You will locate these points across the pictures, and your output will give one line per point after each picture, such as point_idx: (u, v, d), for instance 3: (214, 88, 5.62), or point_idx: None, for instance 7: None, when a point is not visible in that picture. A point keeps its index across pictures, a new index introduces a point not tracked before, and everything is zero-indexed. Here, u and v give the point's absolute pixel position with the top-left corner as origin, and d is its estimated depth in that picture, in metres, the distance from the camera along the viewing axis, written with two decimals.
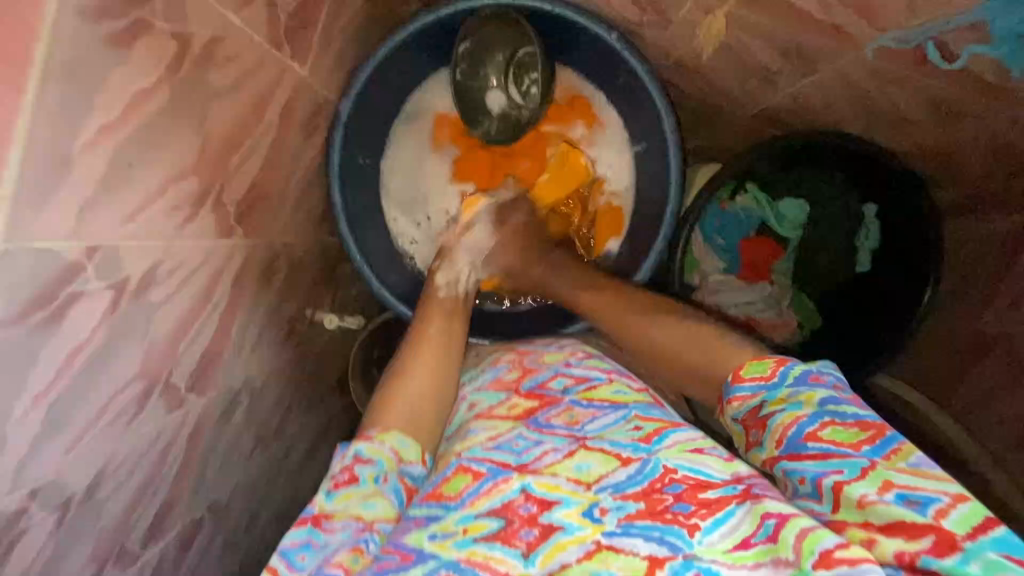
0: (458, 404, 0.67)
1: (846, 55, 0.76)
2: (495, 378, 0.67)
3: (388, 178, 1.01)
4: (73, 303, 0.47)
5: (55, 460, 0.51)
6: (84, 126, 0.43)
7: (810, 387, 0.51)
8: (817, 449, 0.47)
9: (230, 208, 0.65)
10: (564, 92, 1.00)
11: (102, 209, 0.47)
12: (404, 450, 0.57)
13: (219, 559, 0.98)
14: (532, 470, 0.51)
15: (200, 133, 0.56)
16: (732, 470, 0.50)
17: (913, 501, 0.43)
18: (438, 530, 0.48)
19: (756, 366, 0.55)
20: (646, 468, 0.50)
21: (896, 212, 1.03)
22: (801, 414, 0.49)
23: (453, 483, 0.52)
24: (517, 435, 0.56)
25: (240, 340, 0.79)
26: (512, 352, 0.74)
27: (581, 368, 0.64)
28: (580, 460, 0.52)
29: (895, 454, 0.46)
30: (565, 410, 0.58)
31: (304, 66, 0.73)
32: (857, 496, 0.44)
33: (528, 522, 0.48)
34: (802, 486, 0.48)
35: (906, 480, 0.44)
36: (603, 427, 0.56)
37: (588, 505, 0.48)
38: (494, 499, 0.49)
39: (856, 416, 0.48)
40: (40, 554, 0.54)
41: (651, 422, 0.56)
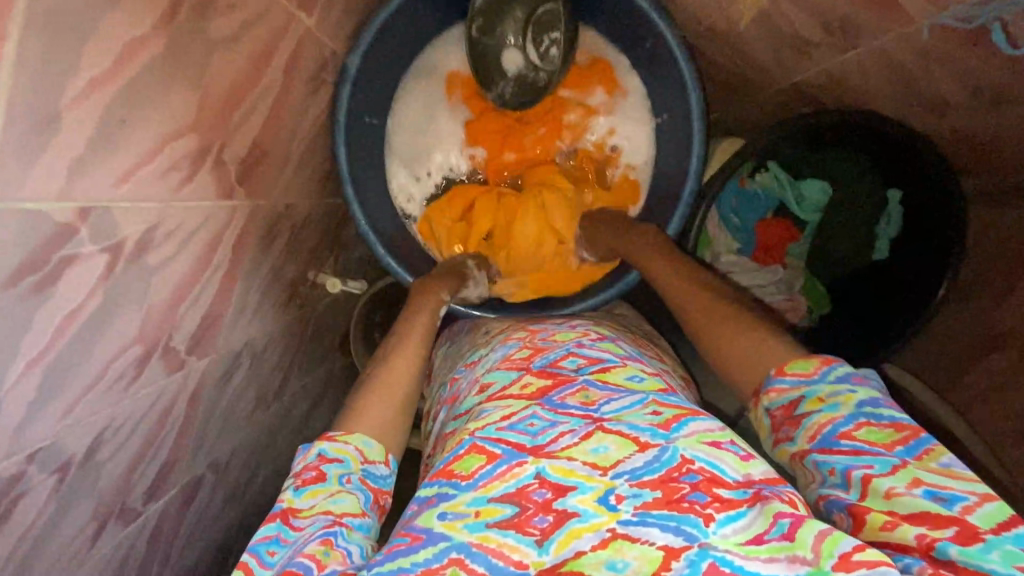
0: (471, 387, 0.65)
1: (891, 31, 0.71)
2: (505, 357, 0.65)
3: (394, 135, 0.97)
4: (65, 269, 0.44)
5: (53, 424, 0.50)
6: (75, 76, 0.39)
7: (850, 389, 0.52)
8: (850, 445, 0.49)
9: (231, 167, 0.62)
10: (586, 55, 0.95)
11: (96, 167, 0.43)
12: (368, 450, 0.58)
13: (220, 510, 1.01)
14: (547, 453, 0.51)
15: (198, 88, 0.52)
16: (746, 470, 0.50)
17: (941, 497, 0.44)
18: (448, 509, 0.48)
19: (799, 363, 0.56)
20: (665, 455, 0.49)
21: (922, 193, 0.99)
22: (836, 416, 0.51)
23: (465, 462, 0.51)
24: (532, 414, 0.55)
25: (241, 301, 0.78)
26: (523, 330, 0.73)
27: (594, 351, 0.64)
28: (597, 443, 0.51)
29: (926, 455, 0.47)
30: (581, 390, 0.57)
31: (310, 16, 0.68)
32: (884, 487, 0.46)
33: (543, 509, 0.47)
34: (831, 477, 0.49)
35: (935, 479, 0.45)
36: (620, 408, 0.55)
37: (604, 492, 0.48)
38: (508, 483, 0.49)
39: (891, 418, 0.50)
40: (40, 514, 0.54)
41: (669, 408, 0.55)
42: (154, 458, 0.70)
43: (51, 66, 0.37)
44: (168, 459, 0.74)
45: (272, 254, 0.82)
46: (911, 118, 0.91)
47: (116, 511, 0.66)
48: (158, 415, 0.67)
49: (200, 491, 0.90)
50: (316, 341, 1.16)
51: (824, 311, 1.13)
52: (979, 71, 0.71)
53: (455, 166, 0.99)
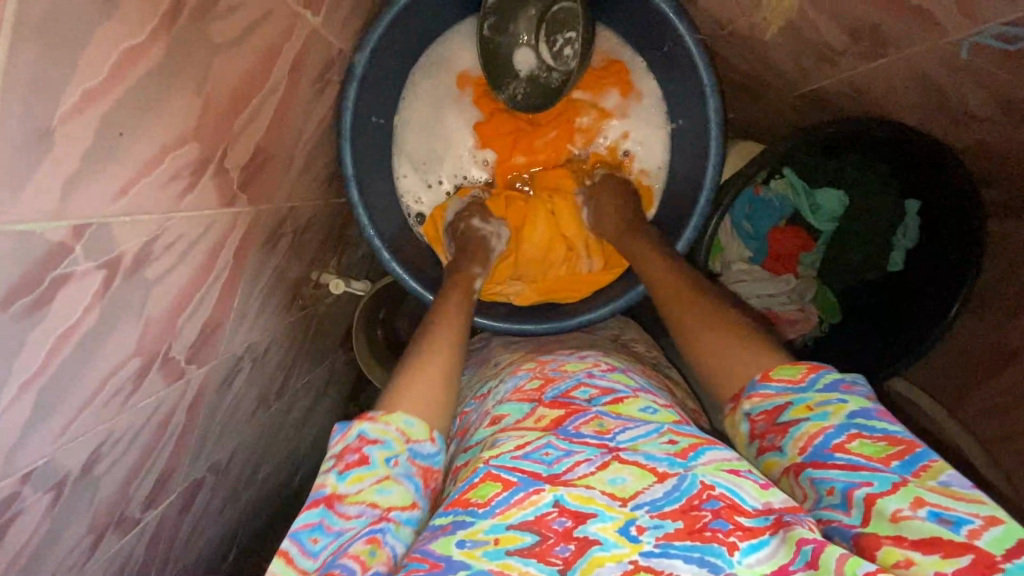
0: (482, 418, 0.64)
1: (923, 42, 0.67)
2: (516, 388, 0.65)
3: (402, 135, 0.94)
4: (60, 288, 0.42)
5: (49, 443, 0.49)
6: (68, 90, 0.37)
7: (839, 398, 0.51)
8: (845, 459, 0.47)
9: (233, 174, 0.60)
10: (600, 57, 0.92)
11: (92, 182, 0.41)
12: (410, 429, 0.55)
13: (220, 510, 1.00)
14: (565, 482, 0.49)
15: (200, 95, 0.49)
16: (766, 498, 0.47)
17: (947, 519, 0.42)
18: (467, 537, 0.46)
19: (786, 368, 0.54)
20: (684, 484, 0.48)
21: (941, 204, 0.97)
22: (827, 426, 0.49)
23: (481, 489, 0.49)
24: (547, 443, 0.53)
25: (243, 306, 0.76)
26: (531, 360, 0.73)
27: (605, 381, 0.64)
28: (614, 474, 0.50)
29: (924, 472, 0.45)
30: (595, 419, 0.56)
31: (316, 15, 0.65)
32: (890, 509, 0.44)
33: (563, 537, 0.45)
34: (829, 498, 0.47)
35: (938, 498, 0.43)
36: (635, 437, 0.54)
37: (624, 522, 0.46)
38: (526, 511, 0.47)
39: (885, 431, 0.48)
40: (36, 530, 0.53)
41: (686, 437, 0.54)
42: (153, 467, 0.69)
43: (44, 80, 0.35)
44: (168, 466, 0.73)
45: (275, 258, 0.80)
46: (936, 129, 0.87)
47: (115, 521, 0.65)
48: (157, 425, 0.65)
49: (200, 493, 0.89)
50: (318, 339, 1.14)
51: (835, 320, 1.11)
52: (1013, 86, 0.68)
53: (466, 171, 0.96)
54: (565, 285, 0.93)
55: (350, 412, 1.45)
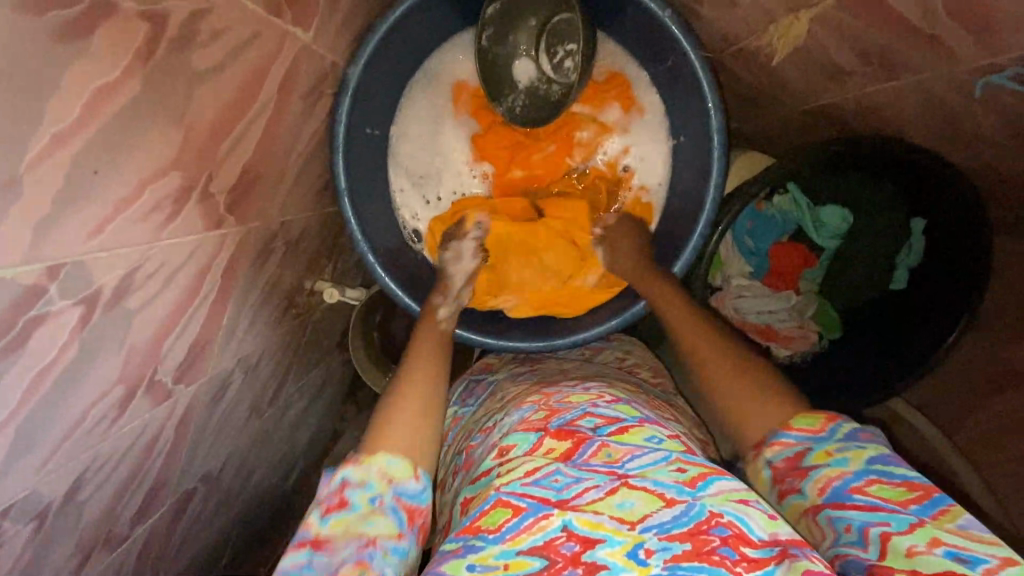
0: (488, 452, 0.61)
1: (934, 69, 0.65)
2: (522, 419, 0.62)
3: (398, 147, 0.93)
4: (33, 330, 0.41)
5: (28, 477, 0.48)
6: (33, 137, 0.35)
7: (859, 445, 0.52)
8: (864, 501, 0.48)
9: (219, 197, 0.59)
10: (602, 70, 0.90)
11: (64, 224, 0.40)
12: (394, 469, 0.54)
13: (214, 516, 1.01)
14: (573, 507, 0.48)
15: (181, 124, 0.48)
16: (773, 529, 0.47)
17: (963, 558, 0.43)
18: (477, 562, 0.45)
19: (805, 418, 0.55)
20: (692, 510, 0.48)
21: (947, 222, 0.95)
22: (847, 471, 0.50)
23: (491, 516, 0.48)
24: (556, 470, 0.52)
25: (233, 321, 0.75)
26: (536, 392, 0.68)
27: (610, 410, 0.60)
28: (622, 498, 0.49)
29: (942, 516, 0.46)
30: (601, 448, 0.54)
31: (306, 31, 0.63)
32: (905, 545, 0.45)
33: (571, 562, 0.45)
34: (847, 535, 0.48)
35: (956, 539, 0.44)
36: (644, 465, 0.52)
37: (633, 545, 0.46)
38: (536, 536, 0.47)
39: (903, 477, 0.49)
40: (18, 558, 0.53)
41: (694, 465, 0.52)
42: (141, 485, 0.69)
43: (8, 128, 0.34)
44: (157, 482, 0.73)
45: (266, 272, 0.79)
46: (944, 150, 0.85)
47: (102, 539, 0.65)
48: (144, 446, 0.65)
49: (192, 501, 0.89)
50: (313, 344, 1.13)
51: (835, 335, 1.10)
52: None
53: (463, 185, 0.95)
54: (568, 294, 0.91)
55: (347, 412, 1.45)
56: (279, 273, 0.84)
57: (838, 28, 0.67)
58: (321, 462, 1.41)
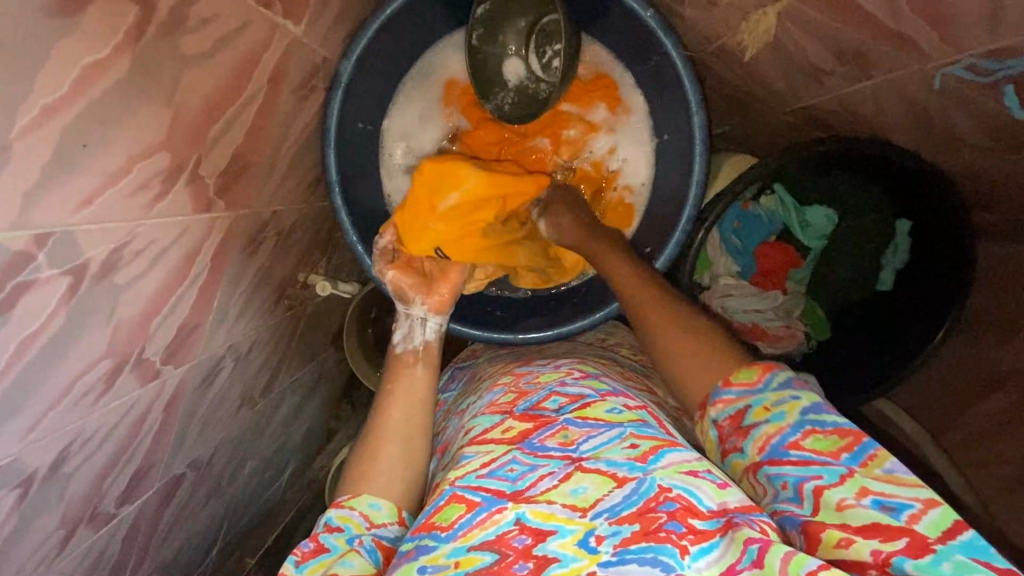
0: (456, 433, 0.64)
1: (907, 67, 0.66)
2: (492, 402, 0.65)
3: (389, 144, 0.95)
4: (21, 295, 0.43)
5: (15, 442, 0.50)
6: (26, 106, 0.38)
7: (794, 396, 0.52)
8: (798, 455, 0.49)
9: (209, 181, 0.61)
10: (589, 69, 0.92)
11: (54, 193, 0.42)
12: (375, 513, 0.57)
13: (203, 506, 1.02)
14: (527, 498, 0.49)
15: (169, 105, 0.50)
16: (722, 498, 0.48)
17: (888, 506, 0.44)
18: (428, 563, 0.47)
19: (744, 374, 0.55)
20: (641, 487, 0.49)
21: (931, 224, 0.96)
22: (783, 426, 0.51)
23: (445, 513, 0.50)
24: (511, 459, 0.53)
25: (223, 307, 0.77)
26: (508, 374, 0.72)
27: (576, 388, 0.62)
28: (576, 484, 0.50)
29: (871, 461, 0.47)
30: (560, 431, 0.56)
31: (296, 25, 0.65)
32: (835, 499, 0.46)
33: (522, 555, 0.46)
34: (784, 492, 0.49)
35: (881, 486, 0.45)
36: (598, 445, 0.54)
37: (584, 534, 0.46)
38: (487, 531, 0.47)
39: (835, 424, 0.50)
40: (2, 526, 0.54)
41: (647, 440, 0.53)
42: (127, 464, 0.70)
43: (1, 96, 0.36)
44: (144, 463, 0.74)
45: (257, 261, 0.81)
46: (926, 151, 0.87)
47: (86, 517, 0.67)
48: (130, 424, 0.66)
49: (182, 487, 0.90)
50: (306, 339, 1.15)
51: (824, 337, 1.10)
52: (1002, 114, 0.67)
53: None
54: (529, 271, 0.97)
55: (342, 411, 1.46)
56: (271, 264, 0.87)
57: (810, 26, 0.69)
58: (314, 459, 1.42)
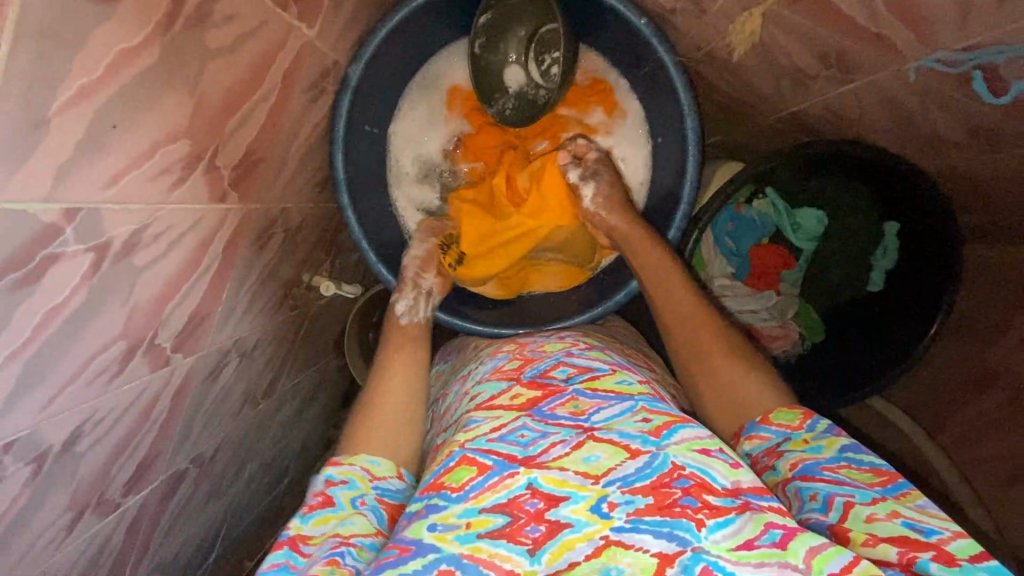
0: (460, 399, 0.68)
1: (886, 68, 0.70)
2: (495, 369, 0.69)
3: (396, 147, 0.99)
4: (48, 267, 0.45)
5: (34, 415, 0.52)
6: (65, 84, 0.40)
7: (833, 433, 0.57)
8: (831, 476, 0.54)
9: (224, 172, 0.64)
10: (586, 75, 0.96)
11: (84, 170, 0.45)
12: (375, 468, 0.62)
13: (203, 507, 1.02)
14: (539, 464, 0.54)
15: (193, 95, 0.53)
16: (736, 478, 0.52)
17: (918, 528, 0.48)
18: (439, 521, 0.51)
19: (784, 414, 0.61)
20: (655, 462, 0.52)
21: (916, 225, 0.99)
22: (819, 455, 0.56)
23: (456, 474, 0.54)
24: (522, 425, 0.57)
25: (232, 300, 0.79)
26: (511, 342, 0.76)
27: (583, 359, 0.67)
28: (588, 452, 0.54)
29: (904, 496, 0.51)
30: (570, 400, 0.60)
31: (310, 27, 0.69)
32: (864, 513, 0.50)
33: (535, 518, 0.51)
34: (811, 502, 0.53)
35: (913, 513, 0.49)
36: (609, 417, 0.58)
37: (596, 500, 0.51)
38: (499, 494, 0.52)
39: (872, 464, 0.55)
40: (15, 501, 0.55)
41: (659, 415, 0.58)
42: (135, 451, 0.71)
43: (45, 73, 0.39)
44: (149, 453, 0.75)
45: (265, 256, 0.83)
46: (910, 152, 0.90)
47: (93, 502, 0.67)
48: (140, 410, 0.68)
49: (184, 484, 0.90)
50: (309, 341, 1.17)
51: (818, 338, 1.13)
52: (979, 112, 0.70)
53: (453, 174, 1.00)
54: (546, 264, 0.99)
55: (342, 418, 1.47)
56: (278, 261, 0.89)
57: (794, 30, 0.73)
58: (313, 466, 1.42)
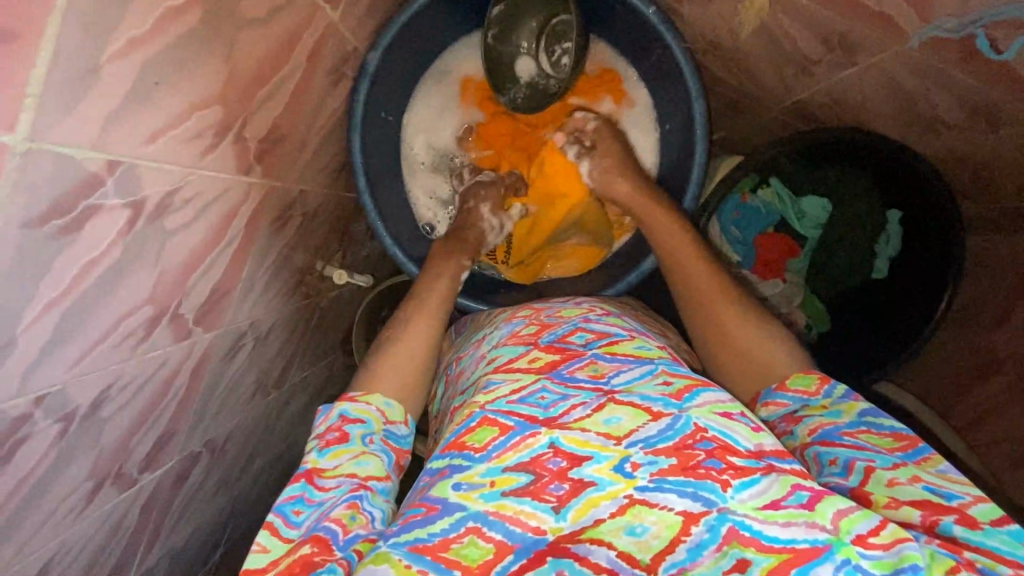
0: (478, 362, 0.69)
1: (890, 48, 0.73)
2: (512, 333, 0.69)
3: (411, 136, 1.01)
4: (88, 218, 0.47)
5: (65, 370, 0.52)
6: (116, 35, 0.42)
7: (851, 399, 0.58)
8: (851, 441, 0.54)
9: (251, 144, 0.66)
10: (595, 66, 0.99)
11: (126, 123, 0.46)
12: (389, 410, 0.63)
13: (214, 498, 1.00)
14: (561, 424, 0.53)
15: (227, 63, 0.56)
16: (758, 440, 0.51)
17: (940, 493, 0.48)
18: (463, 480, 0.50)
19: (801, 379, 0.61)
20: (678, 424, 0.52)
21: (921, 216, 1.00)
22: (838, 420, 0.56)
23: (478, 435, 0.53)
24: (542, 388, 0.57)
25: (251, 279, 0.80)
26: (527, 308, 0.76)
27: (601, 325, 0.67)
28: (609, 414, 0.53)
29: (924, 462, 0.51)
30: (589, 364, 0.60)
31: (333, 10, 0.72)
32: (886, 477, 0.50)
33: (558, 477, 0.50)
34: (831, 466, 0.53)
35: (934, 478, 0.49)
36: (630, 380, 0.57)
37: (619, 460, 0.50)
38: (522, 453, 0.51)
39: (891, 428, 0.55)
40: (40, 462, 0.55)
41: (680, 378, 0.57)
42: (154, 425, 0.71)
43: (100, 21, 0.41)
44: (167, 430, 0.75)
45: (283, 238, 0.84)
46: (909, 139, 0.93)
47: (112, 474, 0.67)
48: (163, 380, 0.68)
49: (196, 470, 0.89)
50: (320, 333, 1.16)
51: (824, 327, 1.14)
52: (977, 89, 0.73)
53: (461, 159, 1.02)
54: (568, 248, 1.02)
55: None
56: (295, 245, 0.90)
57: (798, 13, 0.76)
58: None
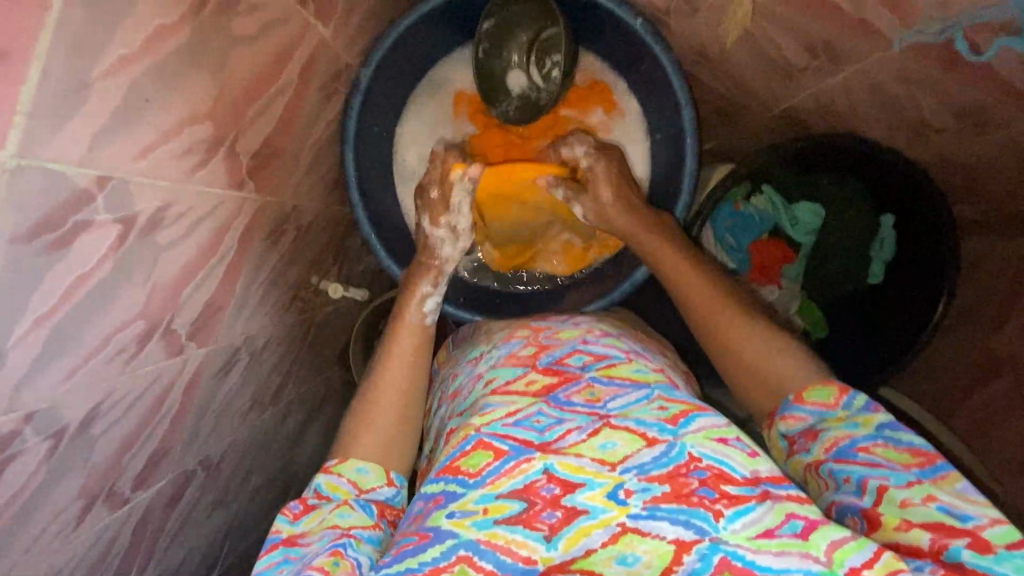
0: (475, 382, 0.67)
1: (871, 54, 0.74)
2: (510, 354, 0.67)
3: (403, 151, 1.02)
4: (79, 234, 0.47)
5: (54, 387, 0.52)
6: (106, 52, 0.43)
7: (871, 411, 0.54)
8: (866, 458, 0.51)
9: (243, 159, 0.66)
10: (586, 77, 1.00)
11: (116, 139, 0.47)
12: (363, 478, 0.62)
13: (210, 518, 0.99)
14: (555, 450, 0.52)
15: (218, 79, 0.56)
16: (754, 467, 0.51)
17: (954, 513, 0.46)
18: (457, 508, 0.50)
19: (819, 391, 0.57)
20: (672, 451, 0.51)
21: (913, 221, 1.01)
22: (855, 433, 0.53)
23: (473, 459, 0.52)
24: (538, 411, 0.56)
25: (245, 294, 0.79)
26: (525, 327, 0.74)
27: (600, 347, 0.66)
28: (605, 439, 0.53)
29: (942, 479, 0.49)
30: (586, 388, 0.59)
31: (325, 27, 0.73)
32: (899, 497, 0.48)
33: (551, 504, 0.49)
34: (846, 485, 0.51)
35: (950, 497, 0.47)
36: (625, 405, 0.57)
37: (612, 487, 0.49)
38: (516, 479, 0.51)
39: (910, 442, 0.52)
40: (29, 480, 0.55)
41: (675, 403, 0.56)
42: (148, 441, 0.71)
43: (90, 39, 0.42)
44: (161, 447, 0.74)
45: (277, 253, 0.84)
46: (897, 143, 0.93)
47: (103, 493, 0.67)
48: (155, 396, 0.68)
49: (190, 488, 0.87)
50: (317, 348, 1.15)
51: (820, 335, 1.14)
52: (958, 91, 0.73)
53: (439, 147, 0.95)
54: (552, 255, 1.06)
55: None
56: (290, 260, 0.90)
57: (780, 20, 0.77)
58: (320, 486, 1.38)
